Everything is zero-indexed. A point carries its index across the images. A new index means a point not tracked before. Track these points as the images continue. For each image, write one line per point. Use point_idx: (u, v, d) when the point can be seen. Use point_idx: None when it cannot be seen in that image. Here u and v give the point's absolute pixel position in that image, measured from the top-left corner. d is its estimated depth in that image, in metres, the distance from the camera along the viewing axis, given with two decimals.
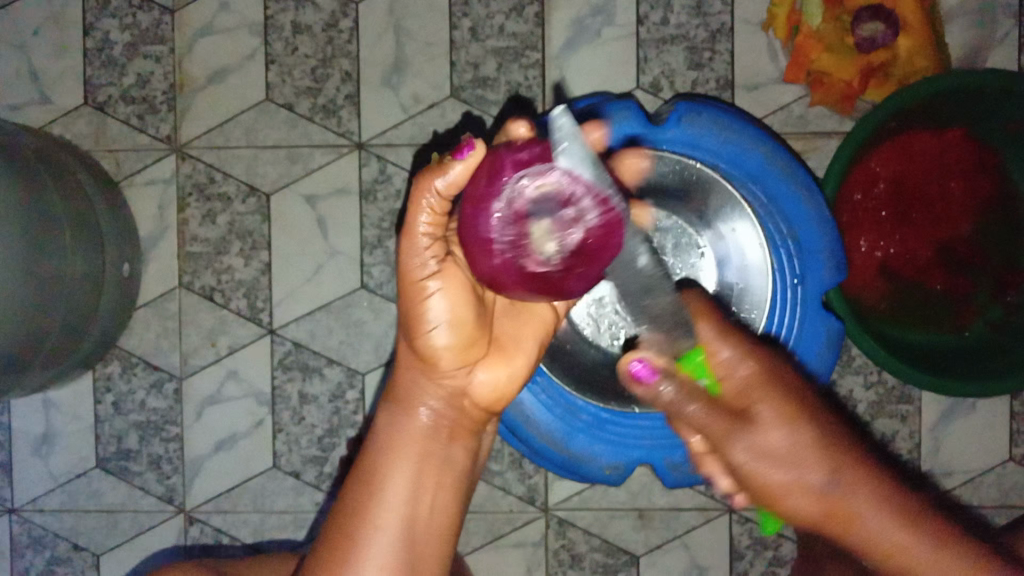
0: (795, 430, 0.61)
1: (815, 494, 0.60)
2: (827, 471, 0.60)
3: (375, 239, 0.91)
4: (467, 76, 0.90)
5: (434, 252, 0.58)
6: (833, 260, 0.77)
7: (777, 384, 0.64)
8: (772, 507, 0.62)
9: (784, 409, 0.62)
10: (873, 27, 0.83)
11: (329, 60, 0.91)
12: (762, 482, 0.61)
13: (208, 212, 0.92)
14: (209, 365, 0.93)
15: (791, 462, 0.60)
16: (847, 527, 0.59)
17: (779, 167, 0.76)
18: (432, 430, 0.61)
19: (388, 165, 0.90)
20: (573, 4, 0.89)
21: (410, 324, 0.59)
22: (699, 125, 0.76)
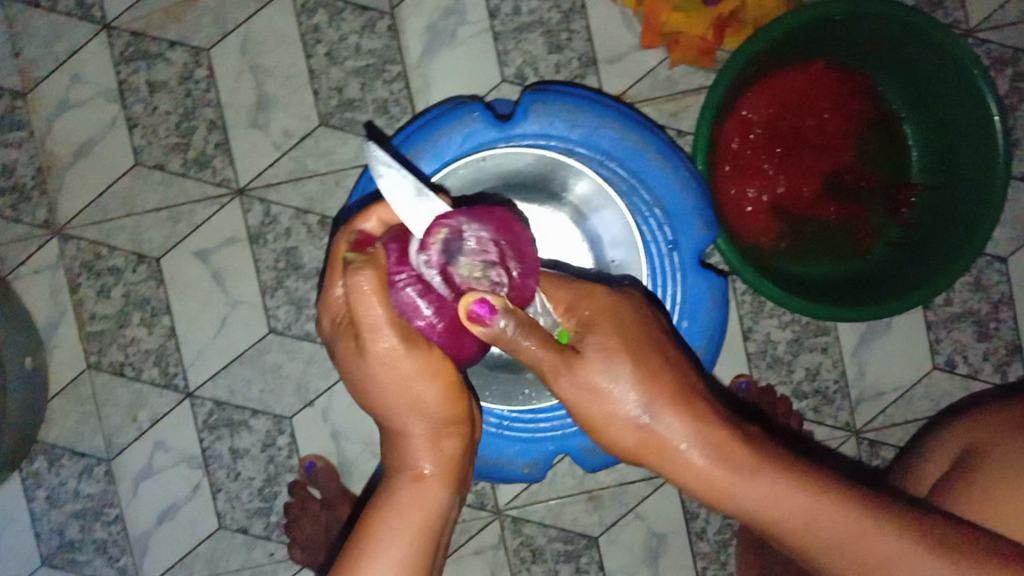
0: (612, 362, 0.56)
1: (628, 425, 0.57)
2: (638, 400, 0.56)
3: (275, 281, 0.89)
4: (332, 101, 0.89)
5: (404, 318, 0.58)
6: (701, 219, 0.78)
7: (610, 316, 0.59)
8: (604, 438, 0.59)
9: (616, 344, 0.57)
10: None
11: (192, 113, 0.89)
12: (587, 415, 0.58)
13: (102, 287, 0.90)
14: (135, 441, 0.91)
15: (612, 394, 0.56)
16: (667, 462, 0.57)
17: (632, 142, 0.77)
18: (436, 482, 0.61)
19: (272, 206, 0.89)
20: (423, 11, 0.89)
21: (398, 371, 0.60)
22: (546, 115, 0.76)
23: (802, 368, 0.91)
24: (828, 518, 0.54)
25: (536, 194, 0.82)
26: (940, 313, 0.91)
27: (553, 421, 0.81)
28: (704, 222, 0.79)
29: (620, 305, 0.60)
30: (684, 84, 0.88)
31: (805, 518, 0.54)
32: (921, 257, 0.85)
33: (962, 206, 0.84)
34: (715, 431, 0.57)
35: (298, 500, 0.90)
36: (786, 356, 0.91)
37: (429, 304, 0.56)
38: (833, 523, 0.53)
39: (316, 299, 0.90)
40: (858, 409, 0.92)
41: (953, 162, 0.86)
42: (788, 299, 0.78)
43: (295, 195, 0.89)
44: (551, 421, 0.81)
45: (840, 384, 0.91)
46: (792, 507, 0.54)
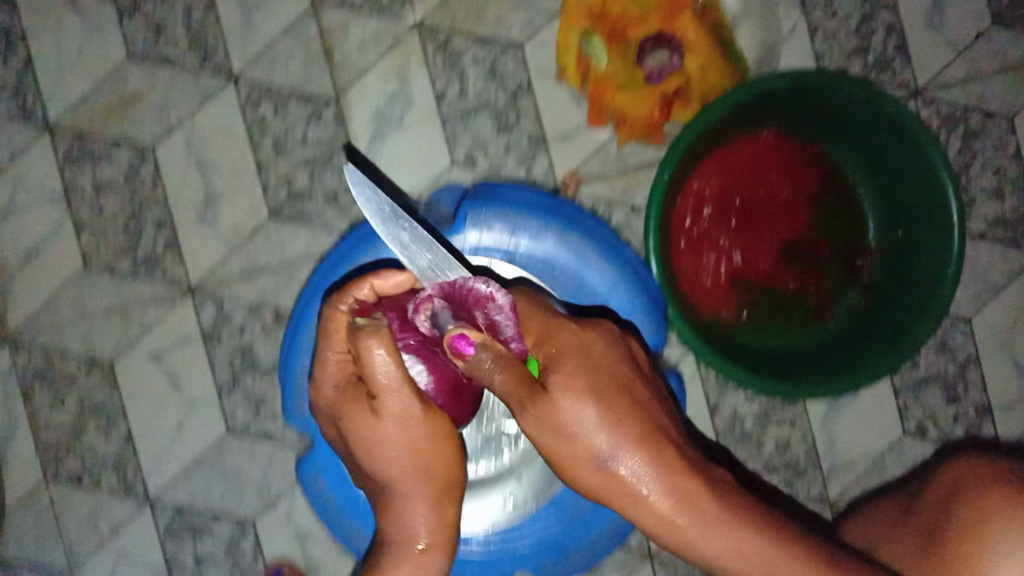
0: (591, 407, 0.57)
1: (599, 469, 0.58)
2: (608, 444, 0.58)
3: (231, 380, 0.88)
4: (282, 194, 0.87)
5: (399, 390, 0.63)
6: (643, 318, 0.80)
7: (585, 355, 0.60)
8: (574, 479, 0.60)
9: (589, 385, 0.58)
10: (659, 57, 0.85)
11: (139, 212, 0.87)
12: (558, 452, 0.59)
13: (56, 396, 0.88)
14: (96, 551, 0.89)
15: (585, 438, 0.57)
16: (635, 501, 0.58)
17: (572, 248, 0.80)
18: (432, 555, 0.68)
19: (225, 303, 0.88)
20: (369, 96, 0.87)
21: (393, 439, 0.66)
22: (487, 226, 0.80)
23: (772, 441, 0.90)
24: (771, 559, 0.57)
25: None
26: (905, 376, 0.91)
27: (504, 540, 0.81)
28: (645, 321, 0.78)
29: (598, 353, 0.61)
30: (636, 159, 0.87)
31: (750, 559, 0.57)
32: (883, 324, 0.84)
33: (920, 267, 0.83)
34: (681, 475, 0.58)
35: None
36: (755, 430, 0.90)
37: (426, 364, 0.63)
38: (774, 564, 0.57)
39: (274, 395, 0.89)
40: (831, 478, 0.90)
41: (909, 224, 0.86)
42: (758, 381, 0.77)
43: (248, 291, 0.88)
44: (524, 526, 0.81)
45: (811, 455, 0.90)
46: (739, 550, 0.57)
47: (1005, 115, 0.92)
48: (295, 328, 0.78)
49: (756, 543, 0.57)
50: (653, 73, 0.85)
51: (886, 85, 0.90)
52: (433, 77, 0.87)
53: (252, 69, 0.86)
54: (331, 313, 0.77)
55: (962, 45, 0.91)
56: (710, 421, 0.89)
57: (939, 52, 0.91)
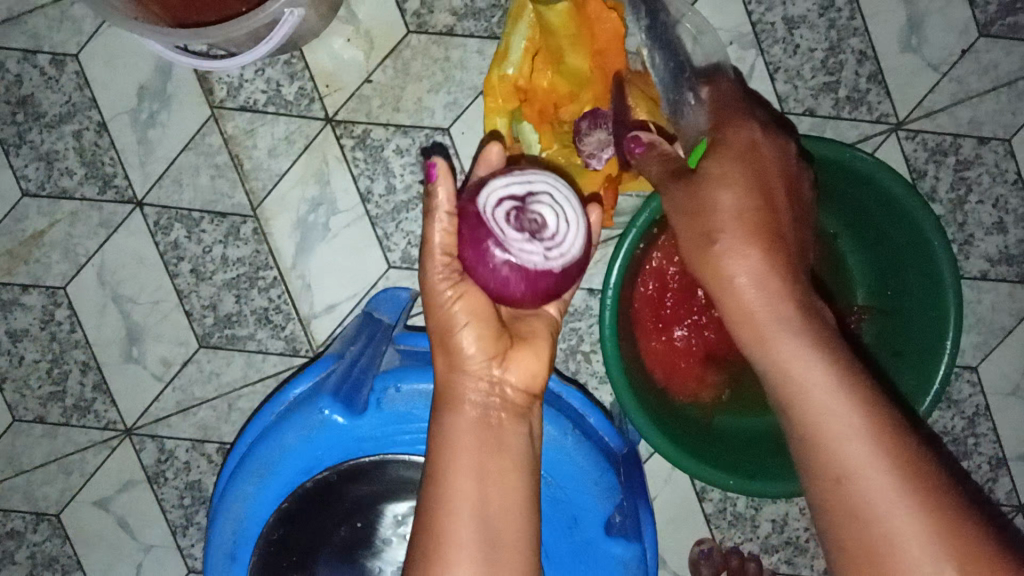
0: (733, 163, 0.54)
1: (712, 207, 0.53)
2: (733, 211, 0.53)
3: (183, 519, 0.83)
4: (208, 320, 0.81)
5: (447, 282, 0.54)
6: (600, 485, 0.65)
7: (746, 161, 0.55)
8: (691, 248, 0.55)
9: (732, 165, 0.54)
10: (596, 137, 0.73)
11: (61, 356, 0.82)
12: (680, 220, 0.56)
13: (6, 552, 0.84)
14: None
15: (707, 201, 0.53)
16: (729, 293, 0.53)
17: None
18: (480, 424, 0.52)
19: (165, 440, 0.82)
20: (289, 206, 0.80)
21: (438, 335, 0.55)
22: (405, 401, 0.64)
23: (768, 520, 0.83)
24: (855, 420, 0.45)
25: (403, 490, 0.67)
26: None
27: None
28: (603, 489, 0.65)
29: (763, 152, 0.55)
30: None
31: (830, 415, 0.46)
32: None
33: (921, 330, 0.73)
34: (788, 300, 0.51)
35: None
36: (749, 510, 0.83)
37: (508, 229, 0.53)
38: (863, 438, 0.44)
39: None
40: None
41: (899, 280, 0.76)
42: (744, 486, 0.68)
43: (187, 425, 0.82)
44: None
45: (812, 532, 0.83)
46: (832, 406, 0.46)
47: (1001, 138, 0.80)
48: (208, 547, 0.65)
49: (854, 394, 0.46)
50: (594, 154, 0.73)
51: (862, 121, 0.79)
52: (355, 176, 0.79)
53: (156, 193, 0.80)
54: (239, 519, 0.64)
55: (945, 65, 0.79)
56: (701, 509, 0.83)
57: (920, 77, 0.79)
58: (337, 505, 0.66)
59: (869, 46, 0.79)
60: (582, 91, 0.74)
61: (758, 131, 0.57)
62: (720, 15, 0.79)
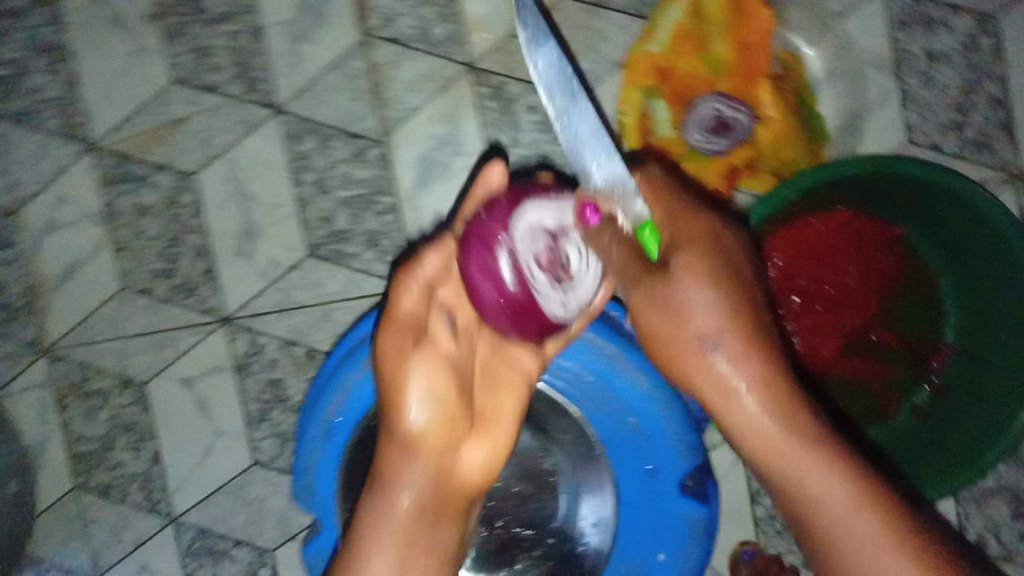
0: (710, 264, 0.57)
1: (699, 314, 0.57)
2: (713, 325, 0.57)
3: (259, 412, 0.87)
4: (321, 231, 0.85)
5: (439, 320, 0.65)
6: (682, 444, 0.70)
7: (720, 260, 0.58)
8: (670, 354, 0.60)
9: (705, 268, 0.57)
10: (722, 108, 0.76)
11: (178, 238, 0.87)
12: (660, 326, 0.59)
13: (90, 410, 0.89)
14: (120, 561, 0.91)
15: (693, 312, 0.57)
16: (723, 400, 0.58)
17: (609, 354, 0.69)
18: (426, 479, 0.65)
19: (258, 336, 0.87)
20: (417, 140, 0.84)
21: (389, 396, 0.64)
22: None
23: None
24: (857, 505, 0.53)
25: None
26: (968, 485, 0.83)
27: None
28: (685, 450, 0.70)
29: (726, 240, 0.59)
30: None
31: (834, 510, 0.54)
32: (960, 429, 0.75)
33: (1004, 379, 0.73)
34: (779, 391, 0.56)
35: None
36: None
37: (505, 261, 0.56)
38: (861, 524, 0.53)
39: None
40: None
41: (990, 324, 0.76)
42: None
43: (281, 325, 0.86)
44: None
45: None
46: (833, 497, 0.54)
47: None
48: (309, 412, 0.71)
49: (842, 474, 0.54)
50: (717, 128, 0.76)
51: (984, 166, 0.80)
52: (485, 123, 0.83)
53: (295, 102, 0.84)
54: (345, 398, 0.71)
55: None
56: (749, 509, 0.85)
57: None
58: None
59: (1007, 92, 0.80)
60: (720, 77, 0.77)
61: (709, 219, 0.59)
62: (865, 36, 0.80)
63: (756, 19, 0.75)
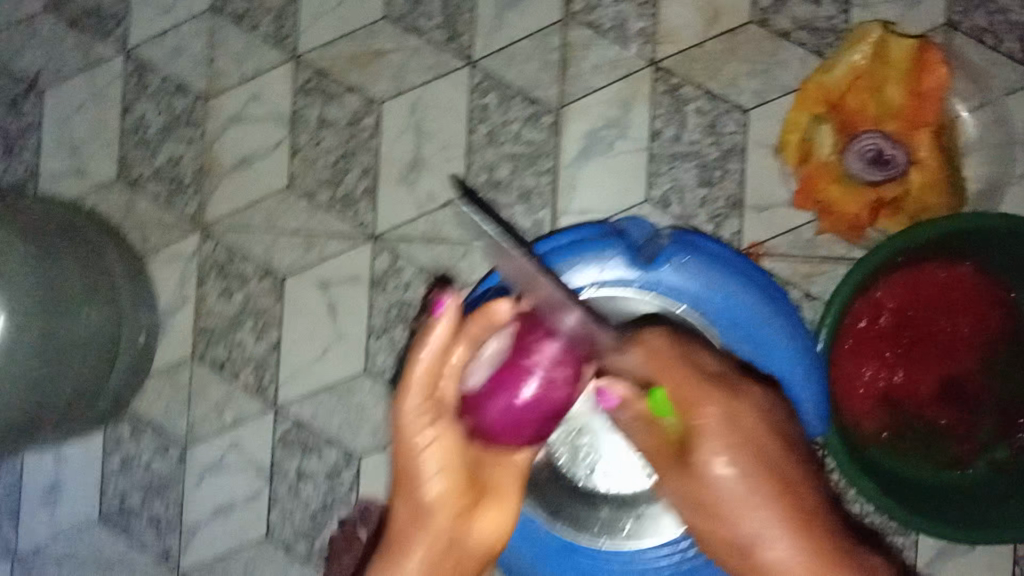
0: (732, 427, 0.58)
1: (732, 487, 0.57)
2: (744, 482, 0.57)
3: (382, 327, 0.94)
4: (481, 178, 0.93)
5: (426, 412, 0.58)
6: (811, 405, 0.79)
7: (737, 417, 0.58)
8: (707, 527, 0.60)
9: (730, 429, 0.58)
10: (879, 147, 0.86)
11: (350, 155, 0.94)
12: (698, 514, 0.60)
13: (226, 289, 0.95)
14: (214, 435, 0.96)
15: (722, 493, 0.57)
16: (759, 561, 0.58)
17: (763, 310, 0.79)
18: None
19: (400, 257, 0.94)
20: (589, 116, 0.92)
21: (405, 475, 0.58)
22: (686, 271, 0.80)
23: None
24: None
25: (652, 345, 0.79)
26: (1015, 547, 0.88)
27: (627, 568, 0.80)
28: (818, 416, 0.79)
29: (741, 411, 0.58)
30: (827, 250, 0.90)
31: None
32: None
33: None
34: (809, 535, 0.56)
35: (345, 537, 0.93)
36: None
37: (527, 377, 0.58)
38: None
39: None
40: None
41: None
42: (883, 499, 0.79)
43: (423, 253, 0.93)
44: (585, 565, 0.81)
45: None
46: None
47: None
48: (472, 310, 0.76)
49: None
50: (870, 163, 0.86)
51: None
52: (655, 115, 0.92)
53: (489, 59, 0.93)
54: None
55: None
56: None
57: None
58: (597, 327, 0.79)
59: None
60: (888, 117, 0.87)
61: (726, 387, 0.59)
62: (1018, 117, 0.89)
63: (933, 76, 0.86)
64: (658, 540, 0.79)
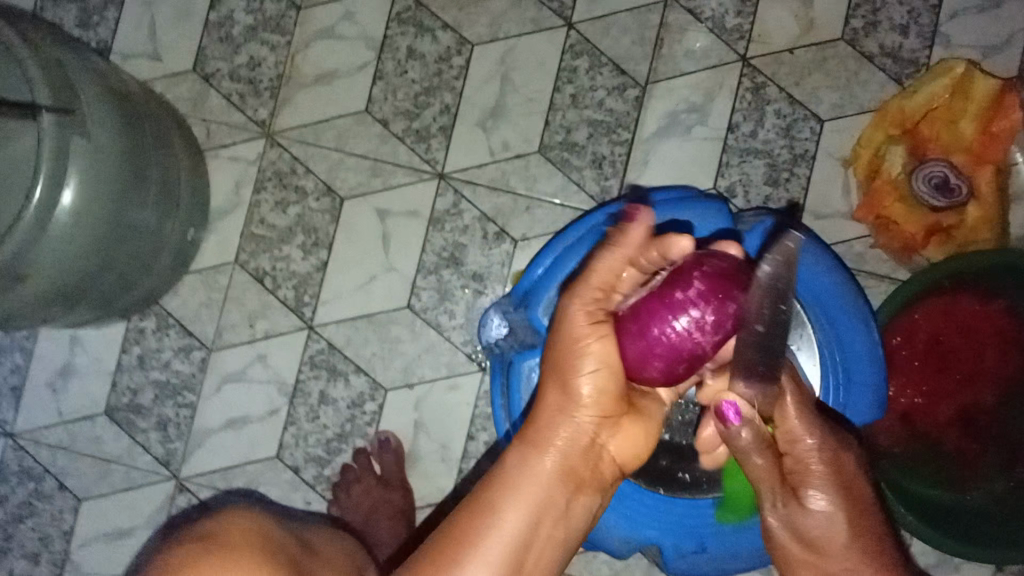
0: (835, 469, 0.66)
1: (819, 516, 0.65)
2: (834, 510, 0.65)
3: (433, 265, 0.94)
4: (557, 137, 0.94)
5: (596, 316, 0.59)
6: (875, 397, 0.79)
7: (836, 468, 0.66)
8: (797, 561, 0.67)
9: (830, 473, 0.65)
10: (943, 178, 0.88)
11: (432, 90, 0.95)
12: (787, 541, 0.67)
13: (282, 200, 0.95)
14: (242, 344, 0.95)
15: (812, 517, 0.65)
16: None
17: (848, 297, 0.77)
18: (555, 478, 0.57)
19: (463, 200, 0.94)
20: (672, 98, 0.94)
21: (562, 364, 0.59)
22: (783, 239, 0.78)
23: None
24: None
25: None
26: None
27: (679, 520, 0.79)
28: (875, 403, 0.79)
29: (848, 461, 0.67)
30: (873, 266, 0.92)
31: None
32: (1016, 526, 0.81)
33: None
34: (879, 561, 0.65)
35: (358, 466, 0.91)
36: None
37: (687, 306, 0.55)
38: None
39: (461, 298, 0.93)
40: None
41: None
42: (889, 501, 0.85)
43: (486, 200, 0.94)
44: (642, 509, 0.79)
45: None
46: None
47: None
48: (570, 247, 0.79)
49: None
50: (934, 191, 0.88)
51: None
52: (735, 108, 0.94)
53: (586, 25, 0.95)
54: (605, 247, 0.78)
55: None
56: None
57: None
58: None
59: None
60: (956, 149, 0.89)
61: (842, 436, 0.68)
62: None
63: (1005, 118, 0.88)
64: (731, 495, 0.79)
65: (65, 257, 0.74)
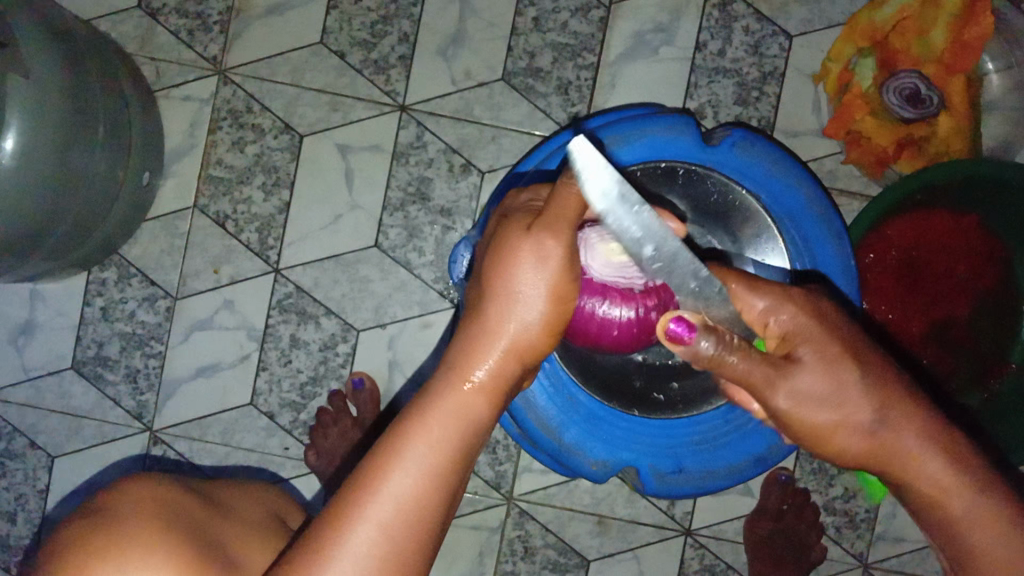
0: (821, 324, 0.55)
1: (831, 390, 0.53)
2: (852, 375, 0.53)
3: (398, 202, 0.91)
4: (521, 63, 0.91)
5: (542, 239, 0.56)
6: None
7: (822, 322, 0.55)
8: (818, 443, 0.56)
9: (819, 330, 0.55)
10: (912, 93, 0.83)
11: (390, 18, 0.92)
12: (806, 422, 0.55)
13: (239, 139, 0.92)
14: (207, 291, 0.93)
15: (824, 395, 0.53)
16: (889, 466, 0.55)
17: (817, 211, 0.78)
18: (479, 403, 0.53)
19: (426, 132, 0.91)
20: (638, 17, 0.91)
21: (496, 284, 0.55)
22: (750, 154, 0.77)
23: (842, 487, 0.90)
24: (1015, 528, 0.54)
25: (715, 222, 0.80)
26: None
27: (654, 441, 0.80)
28: None
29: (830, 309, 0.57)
30: (844, 183, 0.91)
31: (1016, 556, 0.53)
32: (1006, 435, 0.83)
33: None
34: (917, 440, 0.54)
35: (333, 409, 0.90)
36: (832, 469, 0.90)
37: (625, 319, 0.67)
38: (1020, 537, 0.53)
39: (429, 234, 0.91)
40: (877, 545, 0.91)
41: None
42: None
43: (451, 132, 0.91)
44: (615, 435, 0.79)
45: (869, 515, 0.90)
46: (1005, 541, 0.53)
47: None
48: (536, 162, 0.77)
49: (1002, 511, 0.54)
50: (904, 103, 0.83)
51: None
52: (702, 26, 0.91)
53: None
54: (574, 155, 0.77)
55: None
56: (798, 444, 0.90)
57: None
58: (666, 189, 0.79)
59: None
60: (928, 60, 0.84)
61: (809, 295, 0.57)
62: None
63: (977, 25, 0.81)
64: (695, 414, 0.79)
65: (10, 205, 0.71)
